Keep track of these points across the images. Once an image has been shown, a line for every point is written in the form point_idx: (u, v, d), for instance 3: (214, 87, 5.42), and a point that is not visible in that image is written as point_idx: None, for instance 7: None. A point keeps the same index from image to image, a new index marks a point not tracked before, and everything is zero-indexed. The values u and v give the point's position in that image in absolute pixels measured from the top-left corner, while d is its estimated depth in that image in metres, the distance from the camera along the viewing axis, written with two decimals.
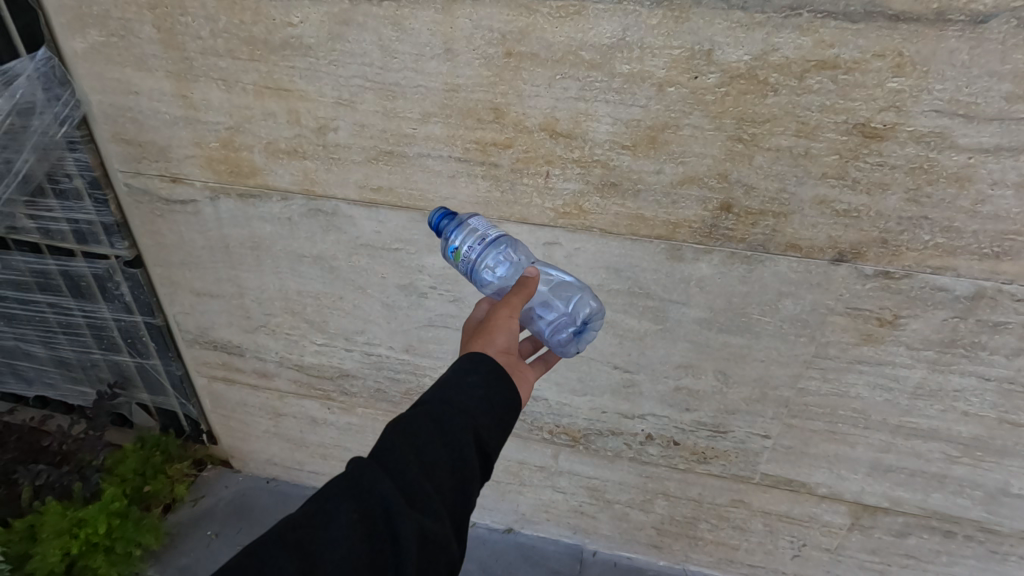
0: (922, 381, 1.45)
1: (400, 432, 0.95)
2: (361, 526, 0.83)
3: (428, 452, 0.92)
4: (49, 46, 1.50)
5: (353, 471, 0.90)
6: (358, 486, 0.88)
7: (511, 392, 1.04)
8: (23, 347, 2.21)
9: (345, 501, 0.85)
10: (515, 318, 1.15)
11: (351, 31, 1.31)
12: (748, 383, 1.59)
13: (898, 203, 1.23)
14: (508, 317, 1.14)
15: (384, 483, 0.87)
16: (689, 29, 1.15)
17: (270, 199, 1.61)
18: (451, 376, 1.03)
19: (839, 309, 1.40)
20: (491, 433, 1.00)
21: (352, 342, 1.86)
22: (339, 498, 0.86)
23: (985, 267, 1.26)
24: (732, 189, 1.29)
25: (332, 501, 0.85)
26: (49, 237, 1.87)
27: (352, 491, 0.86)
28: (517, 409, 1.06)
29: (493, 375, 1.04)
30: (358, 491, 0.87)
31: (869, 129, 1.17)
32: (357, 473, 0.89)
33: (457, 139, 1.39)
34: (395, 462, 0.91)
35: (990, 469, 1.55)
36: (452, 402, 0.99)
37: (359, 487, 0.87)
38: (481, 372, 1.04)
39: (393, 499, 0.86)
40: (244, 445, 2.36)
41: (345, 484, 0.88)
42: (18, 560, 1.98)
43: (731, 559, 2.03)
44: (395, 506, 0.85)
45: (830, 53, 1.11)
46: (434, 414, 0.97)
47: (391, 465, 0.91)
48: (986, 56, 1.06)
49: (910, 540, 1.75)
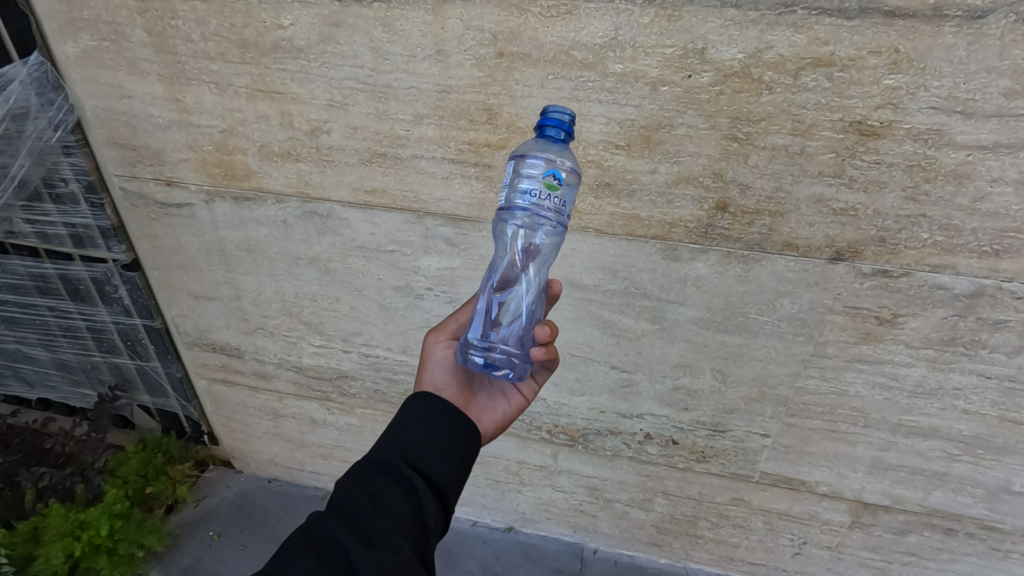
0: (922, 379, 1.44)
1: (348, 480, 0.97)
2: (318, 570, 0.84)
3: (379, 492, 0.95)
4: (42, 51, 1.50)
5: (307, 525, 0.91)
6: (313, 537, 0.89)
7: (456, 421, 1.07)
8: (23, 350, 2.22)
9: (301, 549, 0.86)
10: (443, 343, 1.25)
11: (342, 33, 1.30)
12: (746, 382, 1.58)
13: (896, 201, 1.22)
14: (437, 347, 1.25)
15: (335, 529, 0.89)
16: (682, 27, 1.13)
17: (265, 201, 1.61)
18: (395, 421, 1.07)
19: (837, 308, 1.38)
20: (440, 464, 1.02)
21: (349, 344, 1.86)
22: (292, 550, 0.86)
23: (985, 264, 1.24)
24: (728, 188, 1.28)
25: (290, 552, 0.86)
26: (47, 242, 1.87)
27: (307, 541, 0.88)
28: (469, 436, 1.08)
29: (434, 409, 1.08)
30: (313, 540, 0.88)
31: (866, 127, 1.15)
32: (310, 526, 0.91)
33: (450, 140, 1.38)
34: (348, 507, 0.93)
35: (991, 467, 1.54)
36: (396, 444, 1.02)
37: (313, 537, 0.89)
38: (421, 409, 1.08)
39: (348, 539, 0.88)
40: (244, 446, 2.36)
41: (297, 537, 0.89)
42: (22, 563, 1.99)
43: (731, 557, 2.03)
44: (349, 545, 0.87)
45: (825, 50, 1.10)
46: (380, 459, 1.00)
47: (343, 512, 0.92)
48: (984, 52, 1.04)
49: (910, 538, 1.75)
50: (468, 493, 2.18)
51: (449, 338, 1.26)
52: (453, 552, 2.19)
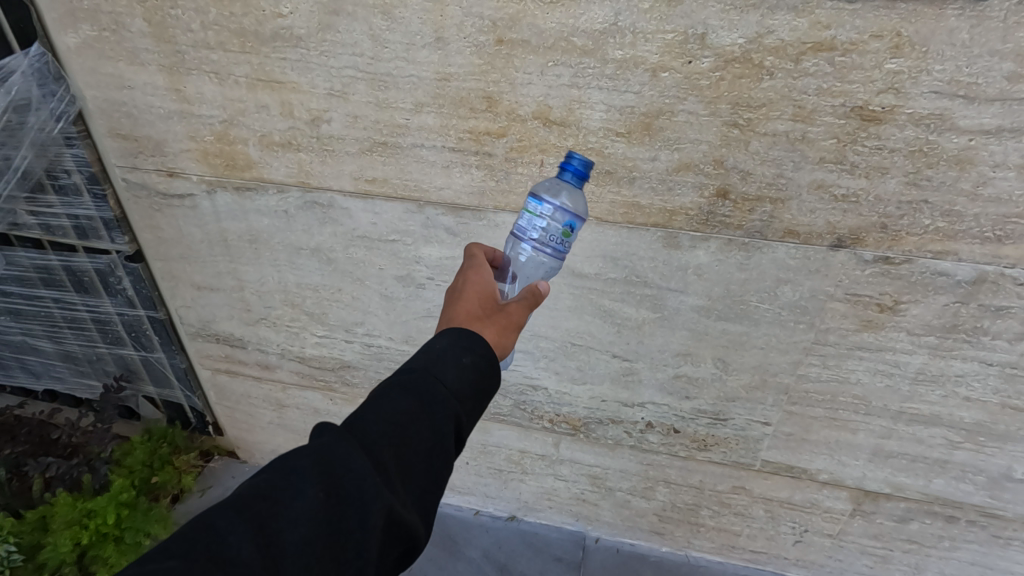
0: (923, 367, 1.44)
1: (381, 403, 0.85)
2: (328, 504, 0.73)
3: (409, 432, 0.83)
4: (43, 41, 1.49)
5: (324, 444, 0.79)
6: (330, 462, 0.77)
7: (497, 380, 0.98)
8: (30, 341, 2.24)
9: (312, 473, 0.75)
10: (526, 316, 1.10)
11: (341, 21, 1.29)
12: (747, 369, 1.58)
13: (897, 186, 1.21)
14: (523, 315, 1.09)
15: (361, 465, 0.77)
16: (682, 13, 1.13)
17: (266, 191, 1.61)
18: (442, 351, 0.94)
19: (838, 295, 1.38)
20: (469, 420, 0.92)
21: (351, 334, 1.87)
22: (302, 475, 0.74)
23: (987, 251, 1.24)
24: (728, 175, 1.27)
25: (299, 472, 0.75)
26: (51, 233, 1.88)
27: (318, 463, 0.76)
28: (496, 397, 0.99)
29: (486, 362, 0.97)
30: (329, 466, 0.76)
31: (868, 112, 1.14)
32: (330, 446, 0.79)
33: (450, 129, 1.37)
34: (375, 439, 0.81)
35: (993, 455, 1.54)
36: (444, 385, 0.90)
37: (331, 461, 0.77)
38: (475, 354, 0.96)
39: (365, 479, 0.76)
40: (249, 436, 2.38)
41: (312, 457, 0.77)
42: (31, 550, 2.02)
43: (733, 545, 2.04)
44: (367, 483, 0.76)
45: (826, 35, 1.09)
46: (421, 392, 0.88)
47: (368, 443, 0.81)
48: (988, 35, 1.03)
49: (912, 526, 1.75)
50: (471, 481, 2.20)
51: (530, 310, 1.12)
52: (456, 540, 2.22)
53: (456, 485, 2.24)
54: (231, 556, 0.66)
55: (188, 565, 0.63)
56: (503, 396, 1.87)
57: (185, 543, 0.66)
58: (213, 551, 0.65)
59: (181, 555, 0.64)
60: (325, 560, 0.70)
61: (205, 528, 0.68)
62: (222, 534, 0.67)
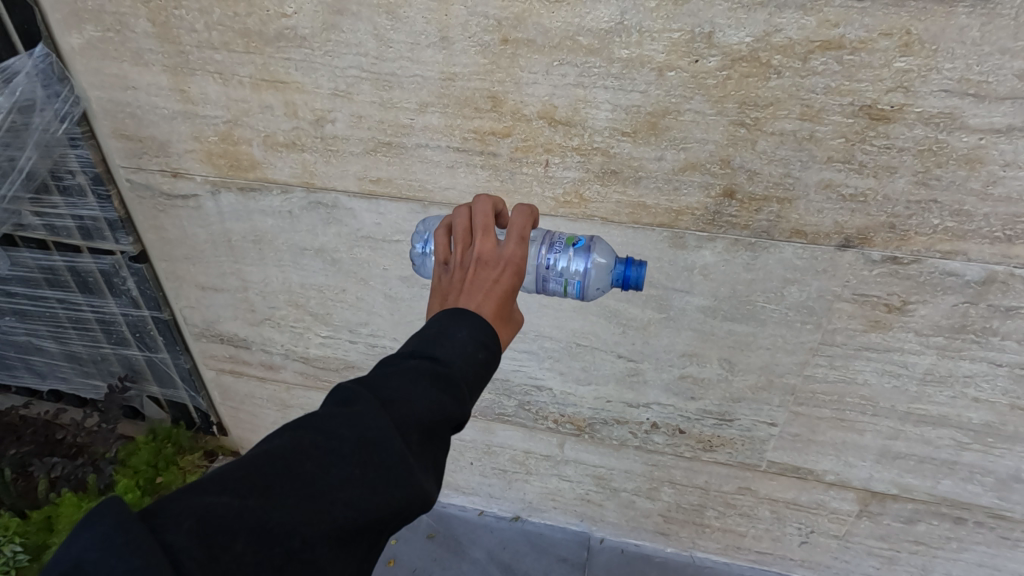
0: (931, 367, 1.43)
1: (414, 382, 0.82)
2: (364, 480, 0.71)
3: (437, 414, 0.80)
4: (47, 42, 1.49)
5: (361, 415, 0.76)
6: (364, 433, 0.74)
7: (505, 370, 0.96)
8: (35, 342, 2.24)
9: (349, 446, 0.73)
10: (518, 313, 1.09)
11: (346, 21, 1.28)
12: (753, 370, 1.57)
13: (906, 186, 1.20)
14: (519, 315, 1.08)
15: (394, 441, 0.75)
16: (689, 11, 1.12)
17: (270, 192, 1.60)
18: (462, 341, 0.89)
19: (846, 295, 1.37)
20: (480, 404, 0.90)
21: (356, 334, 1.87)
22: (340, 443, 0.73)
23: (997, 250, 1.23)
24: (735, 175, 1.27)
25: (339, 443, 0.73)
26: (55, 234, 1.88)
27: (355, 436, 0.74)
28: None
29: (497, 357, 0.93)
30: (364, 438, 0.74)
31: (876, 111, 1.13)
32: (366, 416, 0.76)
33: (455, 129, 1.37)
34: (408, 415, 0.78)
35: (1001, 456, 1.52)
36: (466, 375, 0.87)
37: (366, 433, 0.75)
38: (491, 350, 0.92)
39: (401, 459, 0.74)
40: (254, 436, 2.39)
41: (349, 426, 0.75)
42: (37, 551, 2.01)
43: (738, 546, 2.04)
44: (402, 465, 0.74)
45: (835, 33, 1.08)
46: (446, 377, 0.84)
47: (403, 421, 0.78)
48: (999, 32, 1.02)
49: (919, 527, 1.74)
50: (475, 482, 2.20)
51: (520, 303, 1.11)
52: (461, 540, 2.22)
53: (460, 485, 2.24)
54: (274, 502, 0.67)
55: (238, 504, 0.65)
56: (508, 396, 1.86)
57: (232, 482, 0.67)
58: (259, 494, 0.67)
59: (231, 491, 0.66)
60: (357, 524, 0.70)
61: (250, 472, 0.69)
62: (268, 481, 0.68)
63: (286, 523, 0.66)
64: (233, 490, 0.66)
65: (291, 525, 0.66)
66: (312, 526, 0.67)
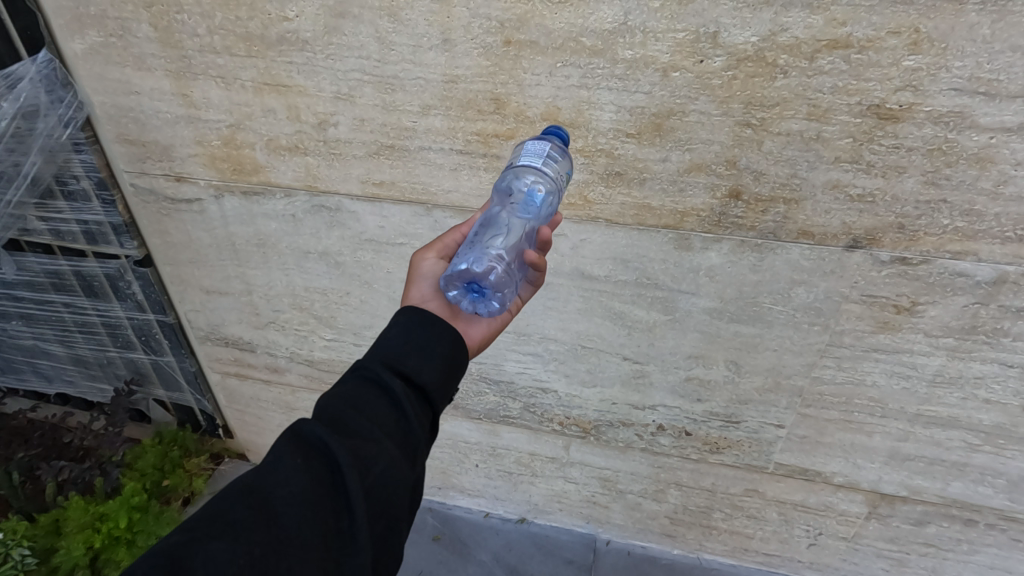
0: (941, 368, 1.41)
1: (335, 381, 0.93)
2: (307, 468, 0.81)
3: (364, 395, 0.90)
4: (50, 47, 1.49)
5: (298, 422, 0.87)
6: (298, 434, 0.85)
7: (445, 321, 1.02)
8: (41, 346, 2.25)
9: (285, 447, 0.83)
10: (431, 257, 1.22)
11: (347, 24, 1.28)
12: (760, 372, 1.55)
13: (915, 185, 1.18)
14: (426, 259, 1.22)
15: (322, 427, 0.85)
16: (693, 11, 1.10)
17: (274, 195, 1.60)
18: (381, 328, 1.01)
19: (855, 296, 1.36)
20: (425, 359, 0.96)
21: (360, 337, 1.86)
22: (277, 447, 0.83)
23: (1008, 251, 1.21)
24: (741, 176, 1.25)
25: (276, 448, 0.83)
26: (60, 238, 1.88)
27: (290, 438, 0.84)
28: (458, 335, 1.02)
29: (422, 317, 1.01)
30: (298, 439, 0.84)
31: (885, 110, 1.12)
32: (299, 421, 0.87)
33: (458, 131, 1.36)
34: (338, 407, 0.88)
35: (1013, 457, 1.51)
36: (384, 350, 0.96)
37: (301, 433, 0.85)
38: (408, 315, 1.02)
39: (330, 437, 0.83)
40: (259, 438, 2.39)
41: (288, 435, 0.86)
42: (45, 553, 2.02)
43: (746, 548, 2.03)
44: (331, 442, 0.82)
45: (842, 32, 1.06)
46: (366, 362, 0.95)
47: (331, 411, 0.88)
48: (1009, 30, 1.01)
49: (928, 529, 1.73)
50: (481, 483, 2.19)
51: (438, 251, 1.23)
52: (467, 543, 2.21)
53: (466, 487, 2.23)
54: (226, 520, 0.74)
55: (188, 537, 0.71)
56: (513, 398, 1.85)
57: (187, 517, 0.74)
58: (211, 519, 0.74)
59: (185, 527, 0.73)
60: (312, 514, 0.77)
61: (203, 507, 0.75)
62: (219, 507, 0.75)
63: (241, 535, 0.73)
64: (185, 528, 0.73)
65: (245, 539, 0.72)
66: (268, 532, 0.74)
